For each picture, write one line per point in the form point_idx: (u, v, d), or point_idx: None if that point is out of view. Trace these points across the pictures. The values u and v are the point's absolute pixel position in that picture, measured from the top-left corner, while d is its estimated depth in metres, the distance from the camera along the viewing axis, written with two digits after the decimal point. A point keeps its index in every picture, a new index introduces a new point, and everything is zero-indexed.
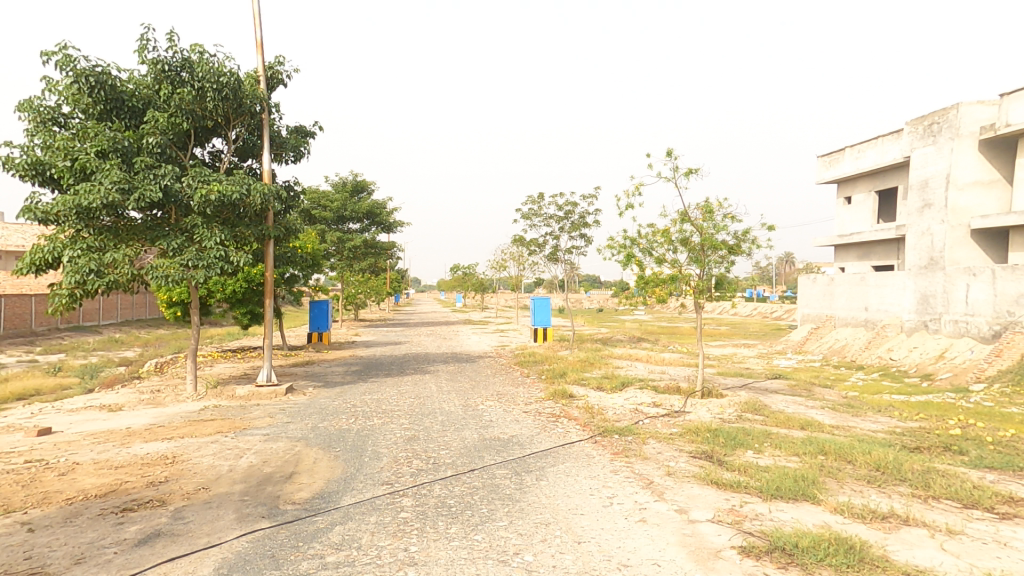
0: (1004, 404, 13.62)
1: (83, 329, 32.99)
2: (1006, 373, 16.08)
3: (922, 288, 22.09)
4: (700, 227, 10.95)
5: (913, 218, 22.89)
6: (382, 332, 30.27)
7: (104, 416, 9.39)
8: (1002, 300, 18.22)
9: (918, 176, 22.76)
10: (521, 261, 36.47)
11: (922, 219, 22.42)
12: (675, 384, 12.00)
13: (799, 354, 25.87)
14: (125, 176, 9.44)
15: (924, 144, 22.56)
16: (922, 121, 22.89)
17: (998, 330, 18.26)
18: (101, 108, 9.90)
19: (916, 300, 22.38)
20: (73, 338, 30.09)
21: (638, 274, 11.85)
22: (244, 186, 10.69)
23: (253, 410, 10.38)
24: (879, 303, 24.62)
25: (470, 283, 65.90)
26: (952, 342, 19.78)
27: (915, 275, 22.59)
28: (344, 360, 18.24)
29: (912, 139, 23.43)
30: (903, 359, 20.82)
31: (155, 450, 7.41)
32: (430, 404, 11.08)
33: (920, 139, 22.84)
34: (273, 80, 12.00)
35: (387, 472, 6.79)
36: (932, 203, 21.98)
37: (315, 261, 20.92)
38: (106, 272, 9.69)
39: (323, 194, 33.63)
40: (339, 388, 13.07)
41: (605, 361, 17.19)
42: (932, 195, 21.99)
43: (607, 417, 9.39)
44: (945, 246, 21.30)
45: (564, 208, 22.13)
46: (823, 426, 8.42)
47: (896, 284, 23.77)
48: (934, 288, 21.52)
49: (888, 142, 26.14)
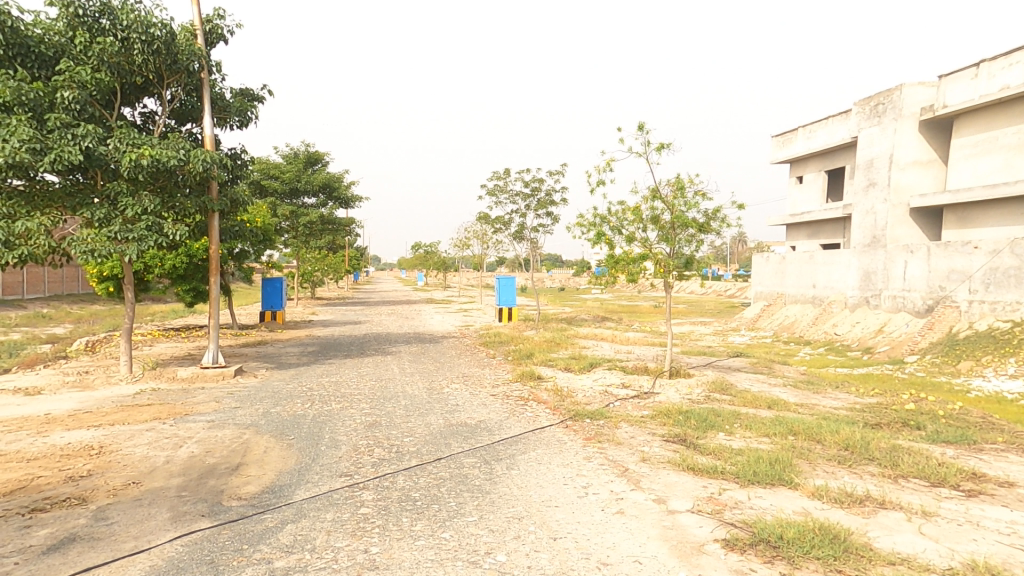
0: (937, 373, 14.35)
1: (8, 304, 30.52)
2: (936, 345, 16.88)
3: (865, 265, 22.80)
4: (670, 204, 10.69)
5: (859, 197, 23.54)
6: (340, 310, 29.22)
7: (20, 402, 8.44)
8: (935, 276, 18.99)
9: (864, 156, 23.36)
10: (485, 240, 35.90)
11: (866, 198, 23.11)
12: (643, 365, 11.89)
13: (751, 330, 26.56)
14: (36, 135, 8.43)
15: (869, 124, 23.15)
16: (868, 103, 23.46)
17: (931, 305, 19.08)
18: (2, 55, 8.71)
19: (859, 277, 23.10)
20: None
21: (607, 253, 11.52)
22: (180, 151, 9.79)
23: (197, 394, 9.61)
24: (826, 281, 25.42)
25: (431, 262, 64.72)
26: (890, 316, 20.64)
27: (859, 253, 23.32)
28: (299, 340, 17.38)
29: (860, 119, 23.96)
30: (846, 334, 21.62)
31: (78, 440, 6.64)
32: (392, 387, 10.56)
33: (866, 120, 23.41)
34: (212, 36, 10.91)
35: (346, 463, 6.31)
36: (876, 181, 22.66)
37: (267, 236, 19.75)
38: (17, 243, 8.66)
39: (274, 165, 31.90)
40: (293, 370, 12.35)
41: (571, 341, 17.00)
42: (876, 175, 22.64)
43: (576, 400, 9.13)
44: (886, 224, 22.04)
45: (531, 185, 21.60)
46: (789, 404, 8.40)
47: (841, 263, 24.50)
48: (875, 266, 22.30)
49: (837, 122, 26.60)
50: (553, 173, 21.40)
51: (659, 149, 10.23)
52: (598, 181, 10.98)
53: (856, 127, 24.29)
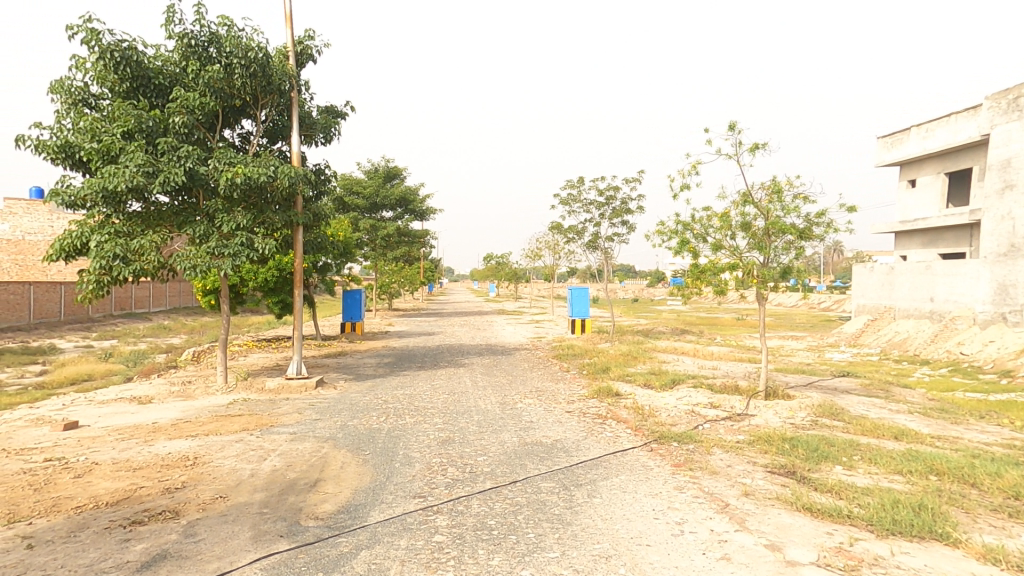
0: None
1: (133, 315, 34.06)
2: None
3: (999, 277, 20.37)
4: (765, 209, 9.81)
5: (991, 200, 20.96)
6: (416, 321, 29.92)
7: (132, 410, 9.06)
8: None
9: (997, 155, 20.76)
10: (557, 250, 35.51)
11: (1001, 203, 20.48)
12: (732, 383, 10.93)
13: (853, 347, 24.13)
14: (150, 159, 9.08)
15: (1007, 120, 20.50)
16: (1006, 95, 20.86)
17: None
18: (128, 87, 9.49)
19: (992, 291, 20.51)
20: (123, 324, 30.98)
21: (690, 263, 10.75)
22: (270, 168, 10.25)
23: (282, 405, 9.92)
24: (948, 294, 22.70)
25: (503, 273, 65.12)
26: None
27: (991, 263, 20.74)
28: (376, 351, 17.82)
29: (993, 114, 21.38)
30: (976, 354, 19.00)
31: (177, 450, 6.92)
32: (465, 402, 10.38)
33: (1002, 115, 20.81)
34: (302, 57, 11.40)
35: (419, 482, 6.10)
36: (1013, 183, 20.00)
37: (347, 250, 20.56)
38: (133, 259, 9.34)
39: (357, 180, 33.31)
40: (370, 382, 12.54)
41: (649, 355, 16.15)
42: (1014, 176, 19.98)
43: (661, 420, 8.44)
44: None
45: (605, 193, 20.97)
46: (921, 437, 7.26)
47: (968, 273, 21.89)
48: (1015, 278, 19.68)
49: (963, 120, 23.79)
50: (628, 179, 20.66)
51: (753, 149, 9.41)
52: (682, 185, 10.30)
53: (987, 122, 21.73)
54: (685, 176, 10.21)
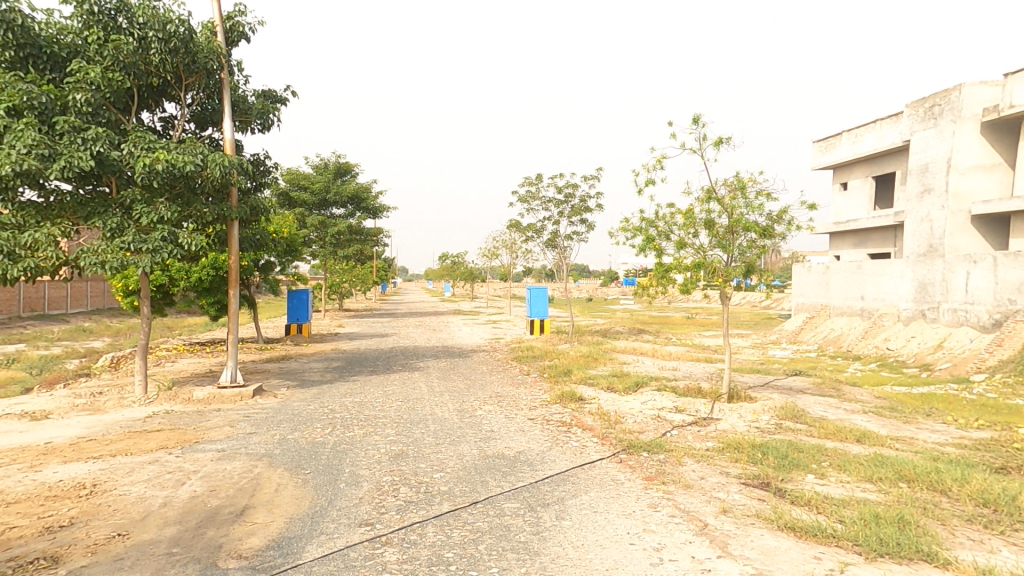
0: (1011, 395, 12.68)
1: (51, 318, 31.08)
2: (1009, 363, 15.07)
3: (921, 275, 20.88)
4: (729, 206, 9.56)
5: (912, 203, 21.87)
6: (368, 322, 28.70)
7: (23, 428, 7.81)
8: (1003, 288, 17.26)
9: (917, 161, 21.75)
10: (514, 249, 35.06)
11: (921, 205, 21.40)
12: (695, 385, 10.68)
13: (793, 344, 24.83)
14: (44, 139, 7.89)
15: (924, 127, 21.50)
16: (922, 104, 21.86)
17: (998, 319, 17.33)
18: (12, 55, 8.23)
19: (914, 289, 21.26)
20: (41, 328, 28.26)
21: (656, 261, 10.43)
22: (198, 155, 9.23)
23: (212, 417, 8.88)
24: (876, 293, 23.57)
25: (459, 273, 64.17)
26: (950, 331, 18.77)
27: (914, 263, 21.50)
28: (325, 355, 16.72)
29: (912, 122, 22.37)
30: (900, 349, 19.80)
31: (71, 477, 5.88)
32: (420, 409, 9.63)
33: (920, 122, 21.79)
34: (234, 34, 10.34)
35: (366, 507, 5.38)
36: (931, 187, 20.95)
37: (292, 247, 19.31)
38: (21, 256, 8.10)
39: (304, 175, 31.71)
40: (316, 389, 11.58)
41: (609, 356, 15.84)
42: (932, 180, 20.95)
43: (628, 427, 8.01)
44: (945, 232, 20.37)
45: (564, 191, 20.65)
46: (884, 439, 7.11)
47: (893, 273, 22.69)
48: (933, 277, 20.35)
49: (886, 126, 24.95)
50: (587, 178, 20.51)
51: (718, 143, 9.14)
52: (646, 180, 9.95)
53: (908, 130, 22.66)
54: (649, 170, 9.85)
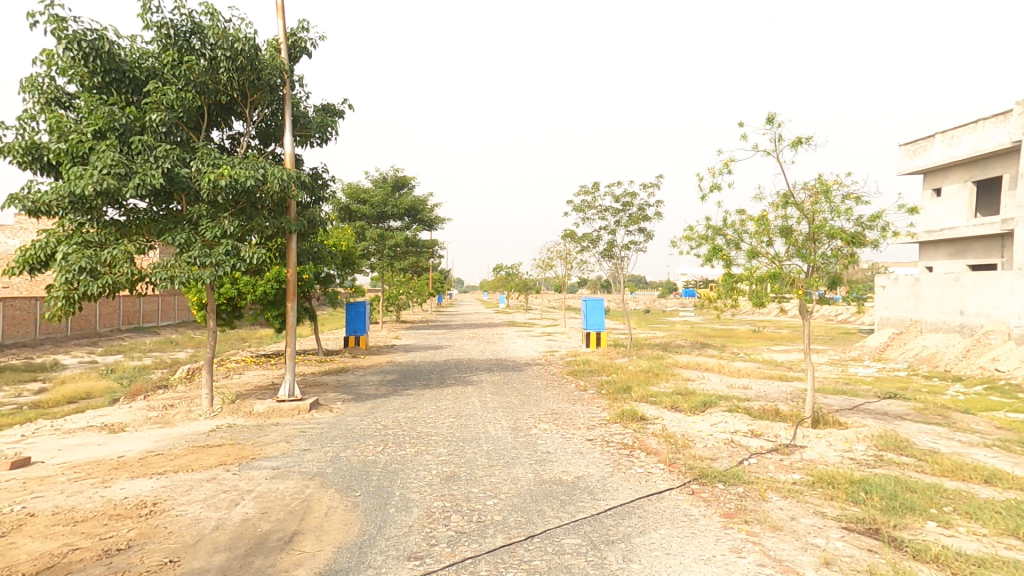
0: None
1: (142, 330, 33.49)
2: None
3: None
4: (809, 212, 8.69)
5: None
6: (424, 335, 28.95)
7: (98, 441, 8.10)
8: None
9: None
10: (569, 260, 34.55)
11: None
12: (772, 407, 9.77)
13: (878, 361, 22.76)
14: (122, 159, 8.22)
15: None
16: None
17: None
18: (99, 80, 8.69)
19: None
20: (131, 339, 30.47)
21: (724, 272, 9.69)
22: (259, 170, 9.43)
23: (270, 431, 8.94)
24: (978, 308, 21.35)
25: (512, 284, 64.14)
26: None
27: None
28: (380, 367, 16.83)
29: None
30: (1013, 371, 17.60)
31: (134, 494, 5.92)
32: (473, 427, 9.31)
33: None
34: (295, 50, 10.58)
35: (417, 537, 5.05)
36: None
37: (349, 260, 19.73)
38: (101, 272, 8.44)
39: (363, 189, 32.62)
40: (370, 403, 11.54)
41: (671, 372, 15.00)
42: None
43: (698, 453, 7.30)
44: None
45: (621, 199, 20.01)
46: (1017, 481, 6.07)
47: (1000, 285, 20.53)
48: None
49: (991, 126, 22.61)
50: (646, 185, 19.80)
51: (797, 143, 8.34)
52: (712, 186, 9.25)
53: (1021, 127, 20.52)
54: (715, 175, 9.15)
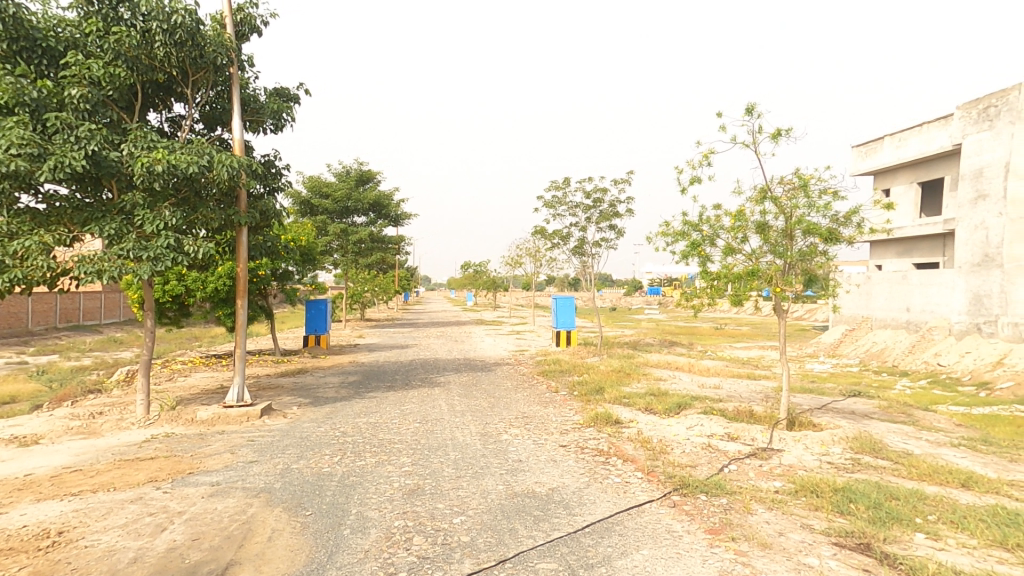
0: None
1: (85, 328, 31.43)
2: None
3: (974, 286, 19.63)
4: (787, 207, 8.44)
5: (965, 210, 20.41)
6: (389, 333, 28.05)
7: (7, 456, 7.15)
8: None
9: (971, 165, 20.23)
10: (537, 258, 34.20)
11: (975, 212, 19.86)
12: (747, 408, 9.52)
13: (831, 357, 23.31)
14: (33, 138, 7.28)
15: (978, 130, 19.99)
16: (976, 105, 20.38)
17: None
18: (5, 48, 7.68)
19: (967, 300, 19.86)
20: (72, 337, 28.53)
21: (702, 269, 9.38)
22: (203, 156, 8.60)
23: (213, 441, 8.12)
24: (924, 303, 22.03)
25: (481, 282, 63.48)
26: (1010, 348, 17.15)
27: (966, 273, 20.10)
28: (341, 368, 16.00)
29: (965, 124, 20.88)
30: (953, 365, 18.13)
31: (36, 522, 5.10)
32: (439, 433, 8.72)
33: (974, 125, 20.32)
34: (244, 27, 9.72)
35: (372, 565, 4.45)
36: (987, 193, 19.40)
37: (310, 255, 18.77)
38: (9, 266, 7.50)
39: (325, 183, 31.39)
40: (329, 407, 10.80)
41: (643, 372, 14.75)
42: (988, 185, 19.40)
43: (676, 460, 6.93)
44: (1001, 241, 18.70)
45: (593, 196, 19.72)
46: (998, 485, 5.87)
47: (942, 283, 21.18)
48: (988, 288, 19.04)
49: (934, 129, 23.31)
50: (617, 182, 19.56)
51: (777, 135, 8.06)
52: (690, 179, 8.92)
53: (960, 132, 21.21)
54: (694, 167, 8.82)
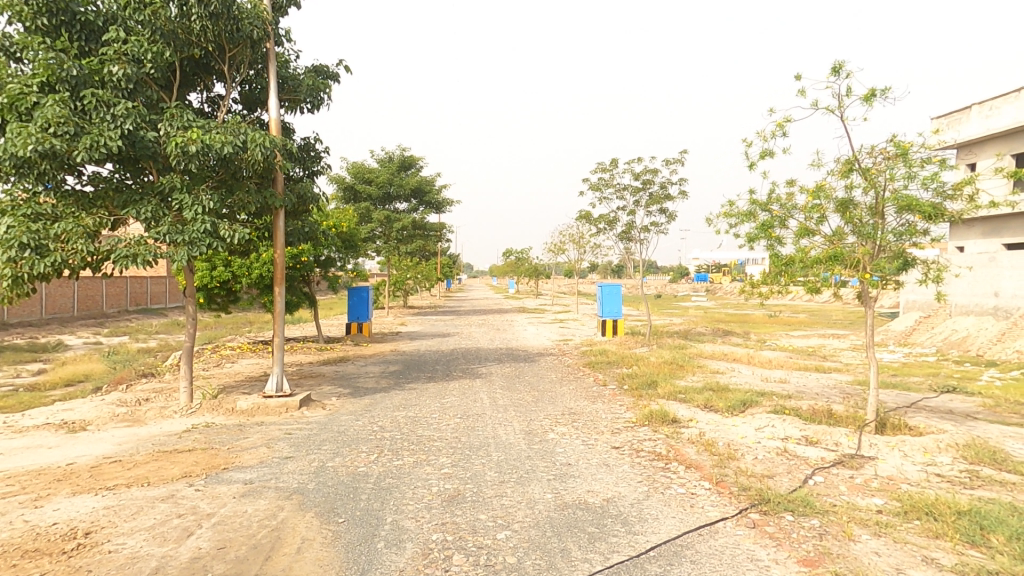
0: None
1: (149, 311, 32.85)
2: None
3: None
4: (877, 180, 7.36)
5: None
6: (431, 321, 27.91)
7: (51, 444, 7.08)
8: None
9: None
10: (581, 243, 33.26)
11: None
12: (823, 407, 8.51)
13: (903, 347, 21.48)
14: (70, 117, 7.07)
15: None
16: None
17: None
18: (46, 23, 7.46)
19: None
20: (137, 320, 29.80)
21: (771, 252, 8.38)
22: (239, 135, 8.26)
23: (251, 433, 7.87)
24: (1015, 290, 20.00)
25: (523, 269, 62.90)
26: None
27: None
28: (383, 357, 15.78)
29: None
30: None
31: (65, 520, 4.84)
32: (480, 430, 8.20)
33: None
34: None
35: None
36: None
37: (352, 243, 18.63)
38: (49, 249, 7.28)
39: (368, 170, 31.36)
40: (369, 399, 10.48)
41: (697, 364, 13.78)
42: None
43: (749, 467, 6.10)
44: None
45: (642, 177, 18.68)
46: None
47: None
48: None
49: None
50: (668, 161, 18.45)
51: (871, 96, 6.97)
52: (762, 152, 7.92)
53: None
54: (767, 138, 7.81)
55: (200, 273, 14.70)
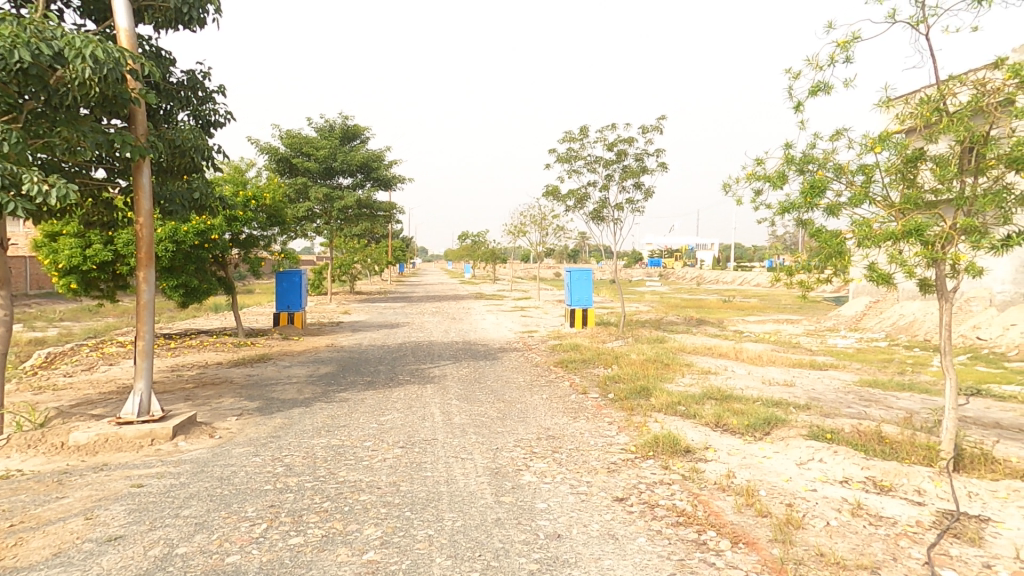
0: None
1: (57, 295, 28.50)
2: None
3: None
4: (973, 126, 5.31)
5: None
6: (378, 309, 25.13)
7: None
8: None
9: None
10: (541, 225, 31.19)
11: None
12: (872, 428, 6.59)
13: (852, 331, 20.74)
14: None
15: None
16: None
17: None
18: None
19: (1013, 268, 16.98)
20: (42, 304, 25.66)
21: (814, 226, 6.28)
22: (47, 38, 5.45)
23: (78, 487, 5.24)
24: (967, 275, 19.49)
25: (479, 252, 60.29)
26: None
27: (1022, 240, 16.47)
28: (314, 355, 13.13)
29: None
30: (995, 339, 15.31)
31: None
32: (428, 472, 5.88)
33: None
34: None
35: None
36: None
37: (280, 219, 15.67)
38: None
39: (307, 140, 27.86)
40: (281, 418, 7.93)
41: (684, 362, 11.89)
42: None
43: (828, 547, 4.05)
44: None
45: (615, 148, 16.63)
46: None
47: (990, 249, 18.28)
48: None
49: None
50: (643, 130, 16.46)
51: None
52: (812, 85, 5.84)
53: None
54: (822, 66, 5.76)
55: (70, 251, 11.48)
